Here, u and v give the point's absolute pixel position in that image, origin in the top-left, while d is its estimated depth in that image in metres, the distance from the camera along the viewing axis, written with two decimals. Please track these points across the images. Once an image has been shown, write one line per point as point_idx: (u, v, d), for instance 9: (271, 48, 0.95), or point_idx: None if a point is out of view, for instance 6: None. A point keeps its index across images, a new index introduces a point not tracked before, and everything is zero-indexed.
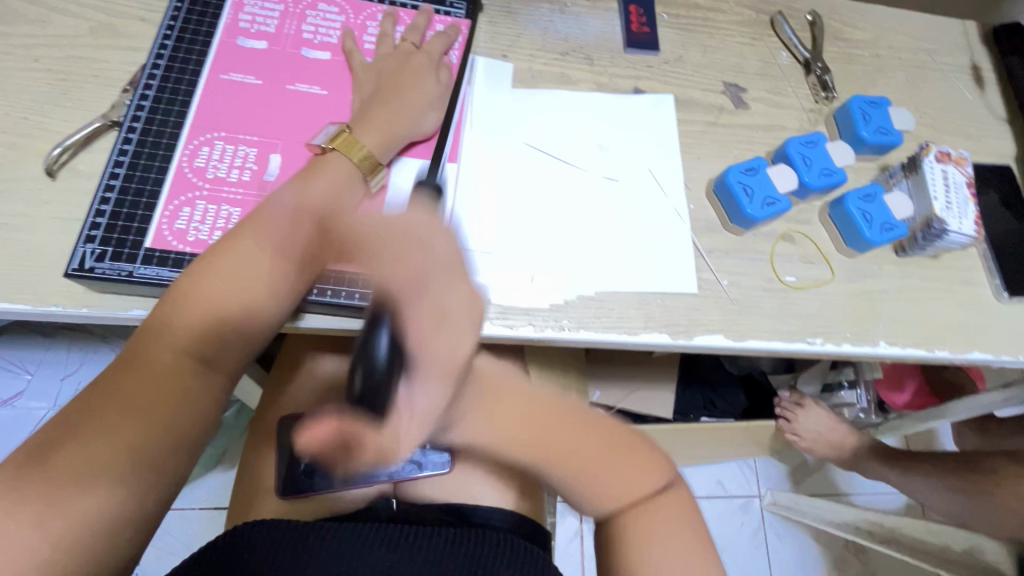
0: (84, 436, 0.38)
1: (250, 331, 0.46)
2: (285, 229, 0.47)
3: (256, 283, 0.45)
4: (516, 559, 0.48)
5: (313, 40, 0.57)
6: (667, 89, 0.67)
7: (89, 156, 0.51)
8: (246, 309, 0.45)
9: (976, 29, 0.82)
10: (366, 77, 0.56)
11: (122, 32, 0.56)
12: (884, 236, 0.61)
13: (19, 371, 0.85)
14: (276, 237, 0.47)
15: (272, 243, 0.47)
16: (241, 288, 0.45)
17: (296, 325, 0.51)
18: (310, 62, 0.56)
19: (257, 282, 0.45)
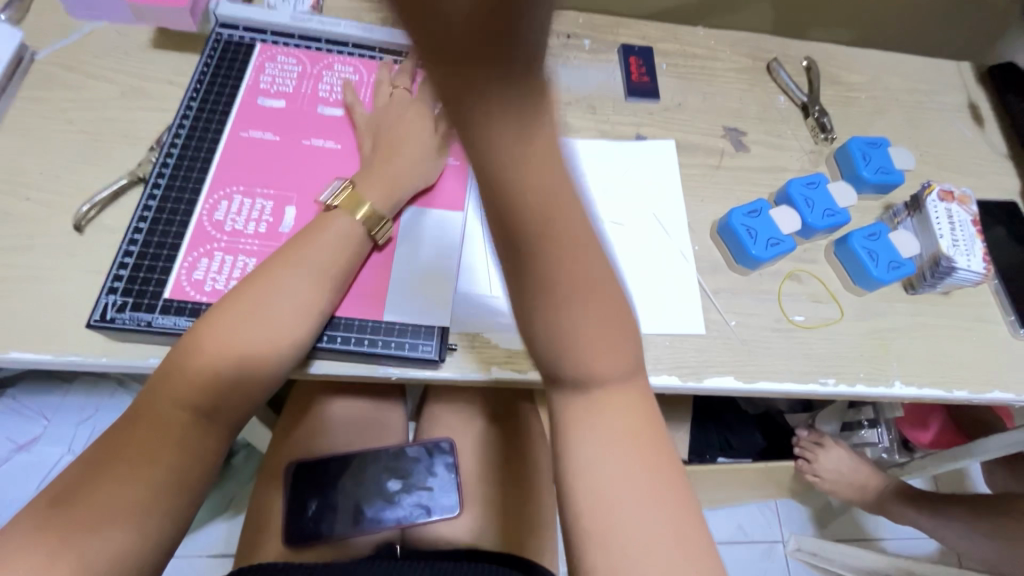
0: (90, 492, 0.38)
1: (249, 386, 0.46)
2: (292, 284, 0.48)
3: (258, 337, 0.46)
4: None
5: (328, 99, 0.60)
6: (668, 134, 0.69)
7: (115, 211, 0.54)
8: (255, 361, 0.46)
9: (972, 69, 0.83)
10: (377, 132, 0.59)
11: (151, 94, 0.60)
12: (892, 274, 0.61)
13: (36, 416, 0.85)
14: (283, 292, 0.47)
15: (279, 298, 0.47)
16: (252, 339, 0.45)
17: (304, 371, 0.51)
18: (326, 119, 0.59)
19: (261, 337, 0.46)
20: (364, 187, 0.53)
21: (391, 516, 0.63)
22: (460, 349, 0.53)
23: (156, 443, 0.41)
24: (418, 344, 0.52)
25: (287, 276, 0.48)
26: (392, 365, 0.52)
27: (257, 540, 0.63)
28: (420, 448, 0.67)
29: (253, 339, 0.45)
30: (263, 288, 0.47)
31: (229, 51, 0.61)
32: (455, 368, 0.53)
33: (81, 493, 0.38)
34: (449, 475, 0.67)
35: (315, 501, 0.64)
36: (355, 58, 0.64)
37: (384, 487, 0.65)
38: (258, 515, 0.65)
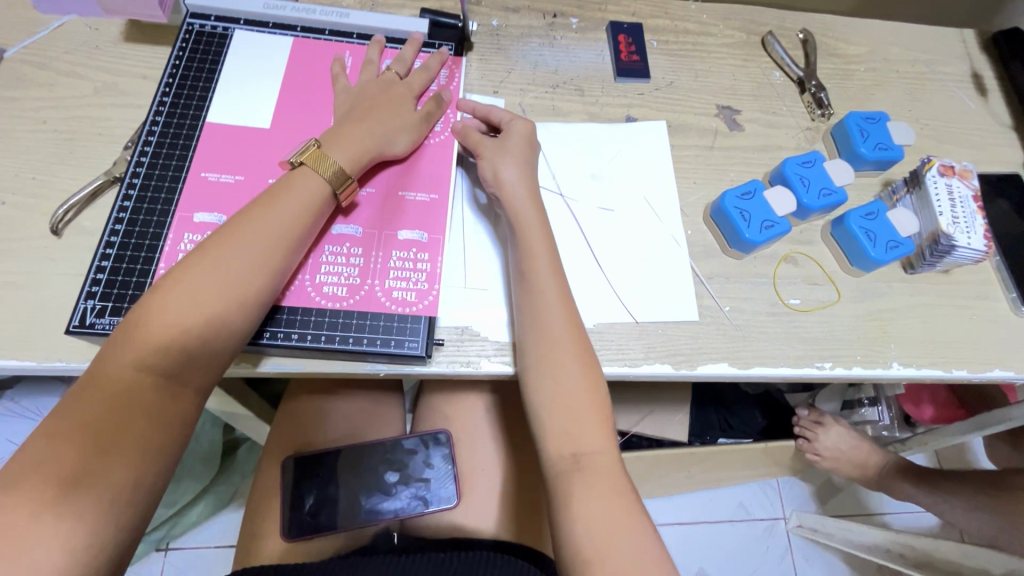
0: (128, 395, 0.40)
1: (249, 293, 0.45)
2: (293, 195, 0.48)
3: (261, 246, 0.46)
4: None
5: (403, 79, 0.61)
6: (659, 115, 0.67)
7: (93, 212, 0.53)
8: (212, 325, 0.43)
9: (975, 37, 0.80)
10: (347, 100, 0.56)
11: (125, 90, 0.58)
12: (890, 254, 0.59)
13: (35, 418, 0.83)
14: (287, 204, 0.48)
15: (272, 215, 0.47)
16: (207, 300, 0.43)
17: (260, 370, 0.50)
18: None
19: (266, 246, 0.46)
20: (331, 148, 0.51)
21: (388, 508, 0.64)
22: (448, 345, 0.52)
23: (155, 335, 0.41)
24: (403, 341, 0.50)
25: (232, 237, 0.45)
26: (380, 362, 0.51)
27: (256, 534, 0.64)
28: (416, 440, 0.68)
29: (244, 264, 0.45)
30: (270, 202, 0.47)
31: (202, 42, 0.59)
32: (444, 364, 0.52)
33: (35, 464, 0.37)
34: (446, 466, 0.67)
35: (313, 494, 0.64)
36: (334, 45, 0.61)
37: (382, 479, 0.65)
38: (255, 510, 0.65)
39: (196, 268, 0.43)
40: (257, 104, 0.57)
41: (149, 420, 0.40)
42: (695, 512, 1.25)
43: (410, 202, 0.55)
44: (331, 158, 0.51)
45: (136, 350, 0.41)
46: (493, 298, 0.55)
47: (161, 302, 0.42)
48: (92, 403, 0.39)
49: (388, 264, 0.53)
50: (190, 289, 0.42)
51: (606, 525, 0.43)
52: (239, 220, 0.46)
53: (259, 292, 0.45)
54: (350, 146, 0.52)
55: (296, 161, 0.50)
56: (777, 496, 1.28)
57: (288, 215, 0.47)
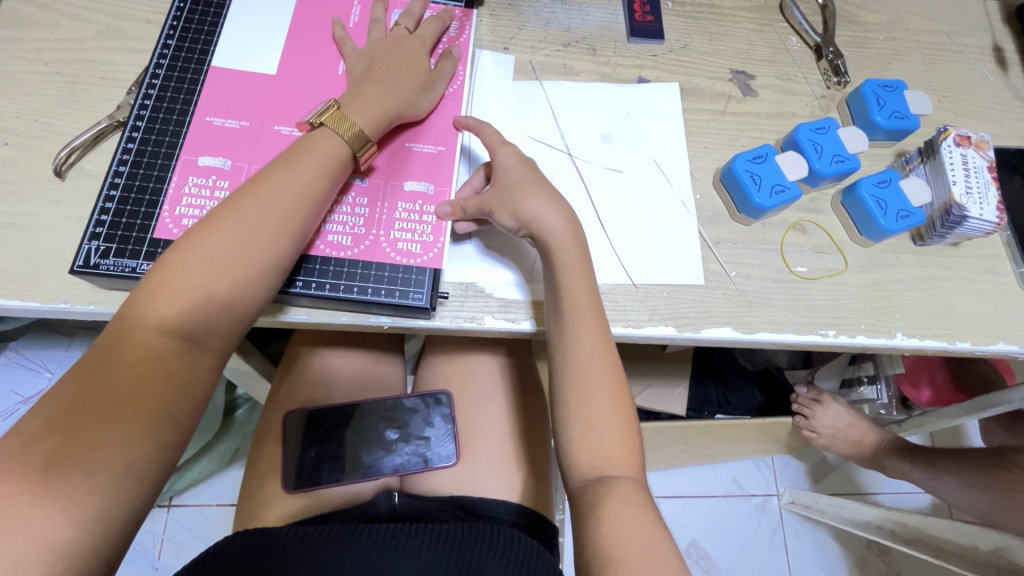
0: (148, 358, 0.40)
1: (266, 260, 0.44)
2: (313, 160, 0.47)
3: (280, 212, 0.45)
4: (510, 553, 0.50)
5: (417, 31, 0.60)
6: (672, 78, 0.66)
7: (96, 156, 0.52)
8: (234, 291, 0.43)
9: (999, 8, 0.78)
10: (358, 61, 0.54)
11: (129, 34, 0.57)
12: (901, 223, 0.59)
13: (39, 370, 0.84)
14: (306, 169, 0.47)
15: (292, 179, 0.46)
16: (229, 267, 0.43)
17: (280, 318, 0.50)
18: None
19: (286, 213, 0.45)
20: (349, 107, 0.50)
21: (388, 464, 0.65)
22: (452, 300, 0.52)
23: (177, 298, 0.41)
24: (408, 292, 0.50)
25: (249, 203, 0.44)
26: (384, 314, 0.51)
27: (257, 487, 0.64)
28: (417, 400, 0.68)
29: (264, 230, 0.44)
30: (290, 166, 0.47)
31: None
32: (448, 318, 0.52)
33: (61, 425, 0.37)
34: (446, 426, 0.67)
35: (314, 449, 0.64)
36: None
37: (383, 436, 0.66)
38: (257, 464, 0.66)
39: (216, 235, 0.43)
40: (264, 51, 0.55)
41: (173, 384, 0.41)
42: (689, 486, 1.26)
43: (418, 155, 0.55)
44: (350, 118, 0.49)
45: (159, 315, 0.41)
46: (498, 254, 0.54)
47: (182, 266, 0.42)
48: (114, 365, 0.39)
49: (393, 215, 0.52)
50: (210, 256, 0.42)
51: (622, 520, 0.41)
52: (258, 183, 0.45)
53: (280, 259, 0.45)
54: (369, 106, 0.50)
55: (316, 121, 0.49)
56: (771, 473, 1.29)
57: (305, 180, 0.46)
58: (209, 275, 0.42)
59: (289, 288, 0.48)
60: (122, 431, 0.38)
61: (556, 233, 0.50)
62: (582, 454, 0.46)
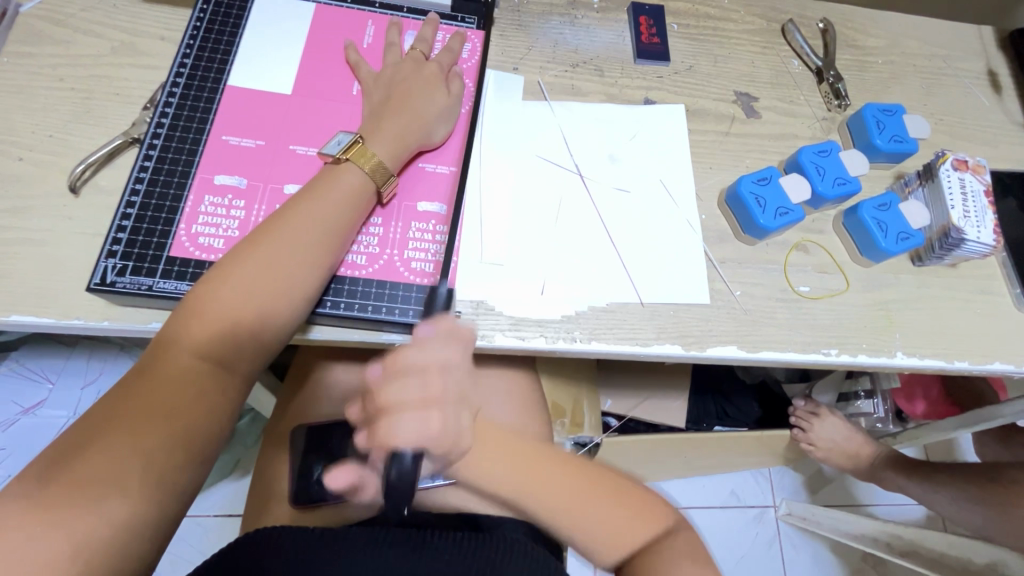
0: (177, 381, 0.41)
1: (295, 288, 0.45)
2: (341, 187, 0.48)
3: (310, 240, 0.46)
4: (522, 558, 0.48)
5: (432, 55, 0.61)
6: (678, 99, 0.67)
7: (111, 172, 0.53)
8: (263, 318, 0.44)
9: (993, 34, 0.80)
10: (375, 85, 0.56)
11: (144, 51, 0.58)
12: (901, 245, 0.60)
13: (41, 380, 0.84)
14: (334, 197, 0.48)
15: (321, 206, 0.47)
16: (259, 294, 0.44)
17: (304, 336, 0.50)
18: None
19: (315, 240, 0.46)
20: (372, 140, 0.51)
21: None
22: (463, 317, 0.53)
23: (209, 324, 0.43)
24: (421, 311, 0.51)
25: (278, 231, 0.46)
26: (396, 332, 0.52)
27: (264, 501, 0.64)
28: None
29: (293, 257, 0.45)
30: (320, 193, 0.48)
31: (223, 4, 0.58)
32: None
33: (87, 445, 0.37)
34: None
35: (320, 465, 0.64)
36: (357, 13, 0.60)
37: None
38: (264, 477, 0.66)
39: (246, 264, 0.44)
40: (279, 71, 0.56)
41: (201, 407, 0.41)
42: (688, 497, 1.27)
43: (433, 176, 0.56)
44: (374, 153, 0.50)
45: (192, 340, 0.42)
46: (509, 273, 0.55)
47: (216, 292, 0.43)
48: (146, 387, 0.40)
49: (408, 235, 0.53)
50: (242, 282, 0.43)
51: None
52: (289, 210, 0.47)
53: (307, 288, 0.46)
54: (389, 137, 0.52)
55: (342, 156, 0.50)
56: (768, 484, 1.30)
57: (333, 206, 0.48)
58: (240, 303, 0.43)
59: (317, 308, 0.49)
60: (147, 454, 0.38)
61: None
62: None
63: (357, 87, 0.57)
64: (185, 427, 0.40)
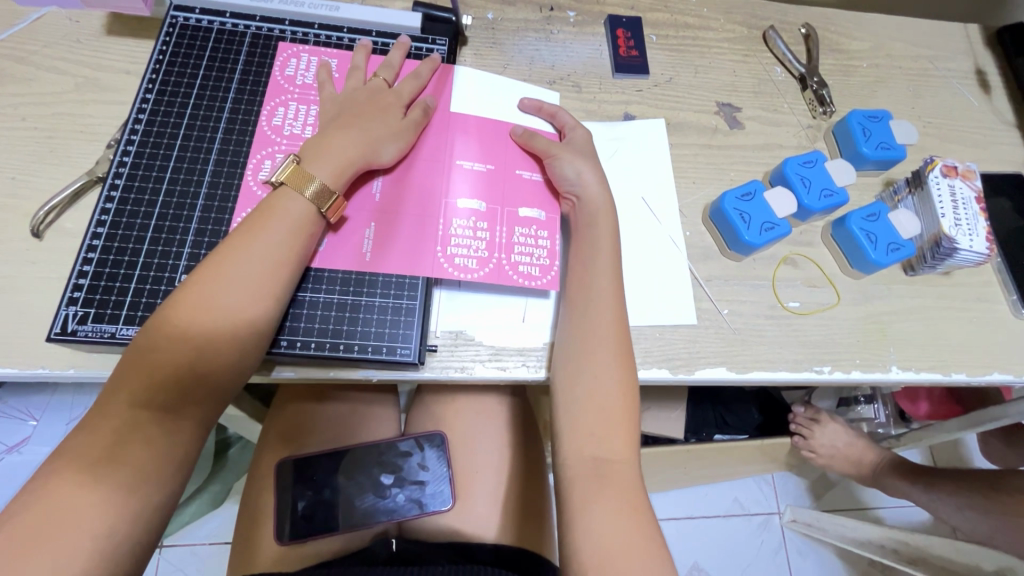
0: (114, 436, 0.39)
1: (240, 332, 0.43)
2: (286, 216, 0.46)
3: (254, 277, 0.44)
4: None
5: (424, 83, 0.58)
6: (658, 113, 0.66)
7: (75, 213, 0.51)
8: (205, 364, 0.42)
9: (979, 32, 0.79)
10: (331, 107, 0.53)
11: (108, 86, 0.57)
12: (891, 256, 0.58)
13: (24, 417, 0.82)
14: (279, 231, 0.46)
15: (265, 241, 0.45)
16: (198, 339, 0.42)
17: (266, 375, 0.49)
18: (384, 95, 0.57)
19: (259, 280, 0.44)
20: (314, 164, 0.48)
21: (383, 511, 0.63)
22: (442, 351, 0.51)
23: (157, 376, 0.40)
24: (396, 347, 0.49)
25: (212, 271, 0.43)
26: (372, 368, 0.50)
27: (248, 535, 0.62)
28: (410, 442, 0.66)
29: (234, 297, 0.43)
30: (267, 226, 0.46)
31: (186, 35, 0.57)
32: (438, 370, 0.51)
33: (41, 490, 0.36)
34: (442, 469, 0.65)
35: (306, 499, 0.62)
36: (324, 38, 0.59)
37: (377, 482, 0.64)
38: (247, 513, 0.64)
39: (186, 307, 0.42)
40: (245, 103, 0.55)
41: (150, 453, 0.40)
42: (690, 508, 1.25)
43: (487, 175, 0.56)
44: (313, 175, 0.48)
45: (129, 393, 0.40)
46: (487, 300, 0.54)
47: (156, 341, 0.41)
48: (85, 440, 0.38)
49: (450, 231, 0.53)
50: (184, 330, 0.41)
51: (618, 547, 0.41)
52: (230, 246, 0.44)
53: (253, 321, 0.44)
54: (333, 160, 0.49)
55: (280, 181, 0.47)
56: (772, 491, 1.28)
57: (276, 238, 0.45)
58: (181, 354, 0.41)
59: (272, 348, 0.47)
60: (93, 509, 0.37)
61: (601, 251, 0.51)
62: (588, 422, 0.47)
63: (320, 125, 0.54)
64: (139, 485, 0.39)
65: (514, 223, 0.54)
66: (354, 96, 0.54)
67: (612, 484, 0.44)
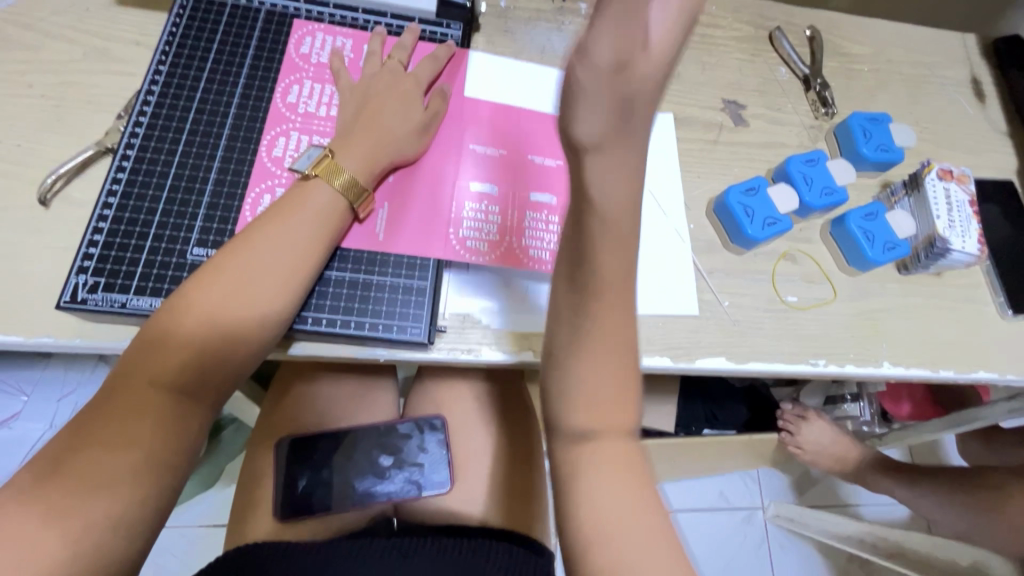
0: (127, 411, 0.38)
1: (263, 318, 0.43)
2: (313, 205, 0.47)
3: (279, 265, 0.44)
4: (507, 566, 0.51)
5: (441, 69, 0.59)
6: (666, 107, 0.67)
7: (83, 183, 0.51)
8: (227, 347, 0.42)
9: (976, 42, 0.81)
10: (350, 97, 0.54)
11: (118, 56, 0.56)
12: (886, 255, 0.61)
13: (15, 392, 0.81)
14: (306, 220, 0.46)
15: (292, 230, 0.45)
16: (223, 321, 0.42)
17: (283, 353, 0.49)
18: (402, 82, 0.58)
19: (285, 268, 0.45)
20: (342, 154, 0.49)
21: (382, 491, 0.64)
22: (449, 332, 0.52)
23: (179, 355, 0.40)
24: (406, 326, 0.50)
25: (231, 260, 0.43)
26: (381, 347, 0.50)
27: (247, 514, 0.63)
28: (411, 425, 0.67)
29: (259, 285, 0.43)
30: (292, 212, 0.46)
31: (200, 10, 0.56)
32: (446, 351, 0.51)
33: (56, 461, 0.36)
34: (441, 452, 0.66)
35: (306, 477, 0.63)
36: (339, 19, 0.59)
37: (376, 463, 0.65)
38: (245, 491, 0.64)
39: (212, 289, 0.42)
40: (258, 79, 0.54)
41: (163, 436, 0.39)
42: (677, 500, 1.27)
43: (500, 160, 0.56)
44: (342, 168, 0.48)
45: (151, 371, 0.39)
46: (491, 286, 0.54)
47: (178, 322, 0.41)
48: (103, 413, 0.38)
49: (461, 214, 0.53)
50: (207, 311, 0.41)
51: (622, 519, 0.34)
52: (258, 231, 0.45)
53: (273, 310, 0.44)
54: (360, 152, 0.50)
55: (309, 173, 0.48)
56: (756, 486, 1.31)
57: (305, 227, 0.46)
58: (204, 337, 0.41)
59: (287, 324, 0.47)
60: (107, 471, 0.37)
61: None
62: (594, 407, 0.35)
63: (335, 105, 0.54)
64: (154, 458, 0.39)
65: (525, 207, 0.55)
66: (372, 82, 0.54)
67: (616, 471, 0.35)
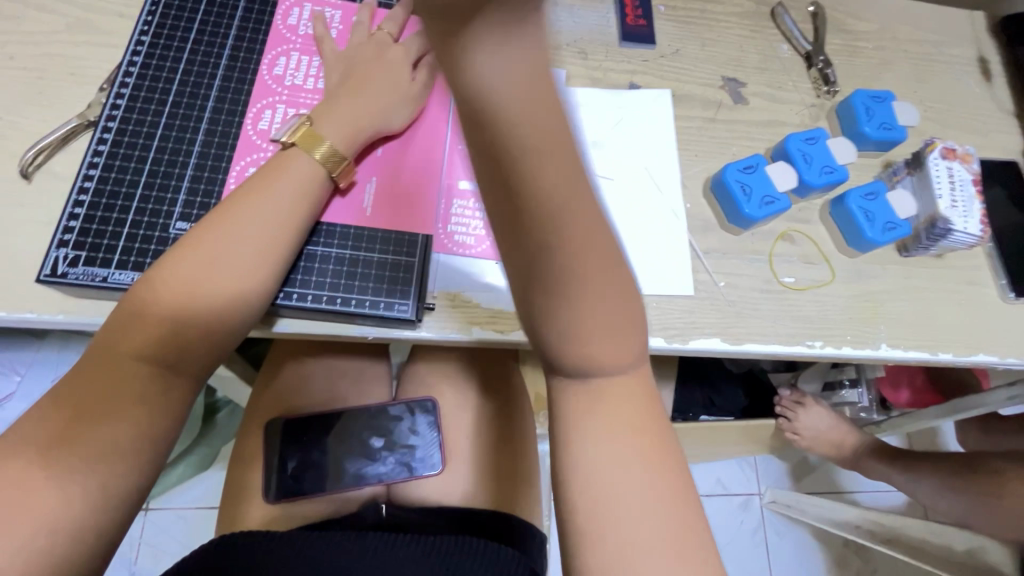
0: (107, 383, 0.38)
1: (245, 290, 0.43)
2: (297, 177, 0.46)
3: (261, 234, 0.44)
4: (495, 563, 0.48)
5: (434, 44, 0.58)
6: (664, 84, 0.65)
7: (65, 157, 0.50)
8: (209, 318, 0.41)
9: (984, 20, 0.79)
10: (336, 67, 0.52)
11: (101, 28, 0.55)
12: (887, 235, 0.59)
13: (8, 373, 0.81)
14: (289, 191, 0.46)
15: (273, 201, 0.45)
16: (204, 292, 0.41)
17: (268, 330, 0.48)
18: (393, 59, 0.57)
19: (267, 238, 0.44)
20: (323, 122, 0.48)
21: (373, 473, 0.64)
22: (438, 309, 0.51)
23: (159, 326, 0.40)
24: (394, 304, 0.49)
25: (213, 231, 0.42)
26: (368, 325, 0.49)
27: (239, 494, 0.62)
28: (402, 407, 0.66)
29: (242, 255, 0.43)
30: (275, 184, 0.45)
31: None
32: (436, 329, 0.50)
33: (42, 437, 0.36)
34: (433, 434, 0.65)
35: (296, 458, 0.62)
36: None
37: (368, 445, 0.64)
38: (236, 471, 0.64)
39: (194, 259, 0.41)
40: (243, 51, 0.53)
41: (147, 410, 0.39)
42: None
43: None
44: (323, 137, 0.48)
45: (131, 341, 0.39)
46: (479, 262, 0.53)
47: (159, 292, 0.40)
48: (85, 384, 0.38)
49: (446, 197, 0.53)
50: (188, 282, 0.41)
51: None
52: (241, 202, 0.44)
53: (257, 282, 0.43)
54: (342, 119, 0.49)
55: (290, 141, 0.47)
56: (753, 473, 1.31)
57: (288, 197, 0.45)
58: (185, 307, 0.41)
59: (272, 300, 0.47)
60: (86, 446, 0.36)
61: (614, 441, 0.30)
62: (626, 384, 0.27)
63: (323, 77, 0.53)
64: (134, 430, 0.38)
65: None
66: (361, 55, 0.53)
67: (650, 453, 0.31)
